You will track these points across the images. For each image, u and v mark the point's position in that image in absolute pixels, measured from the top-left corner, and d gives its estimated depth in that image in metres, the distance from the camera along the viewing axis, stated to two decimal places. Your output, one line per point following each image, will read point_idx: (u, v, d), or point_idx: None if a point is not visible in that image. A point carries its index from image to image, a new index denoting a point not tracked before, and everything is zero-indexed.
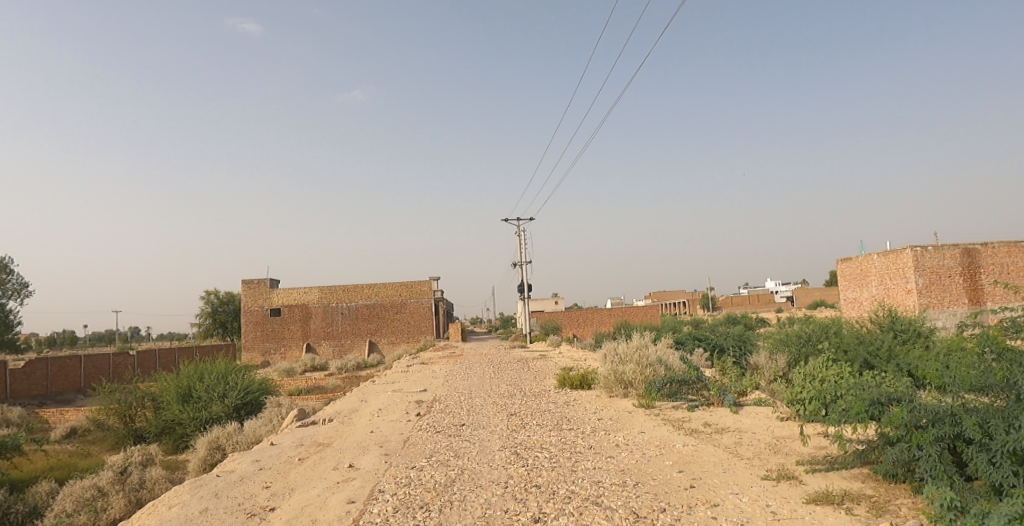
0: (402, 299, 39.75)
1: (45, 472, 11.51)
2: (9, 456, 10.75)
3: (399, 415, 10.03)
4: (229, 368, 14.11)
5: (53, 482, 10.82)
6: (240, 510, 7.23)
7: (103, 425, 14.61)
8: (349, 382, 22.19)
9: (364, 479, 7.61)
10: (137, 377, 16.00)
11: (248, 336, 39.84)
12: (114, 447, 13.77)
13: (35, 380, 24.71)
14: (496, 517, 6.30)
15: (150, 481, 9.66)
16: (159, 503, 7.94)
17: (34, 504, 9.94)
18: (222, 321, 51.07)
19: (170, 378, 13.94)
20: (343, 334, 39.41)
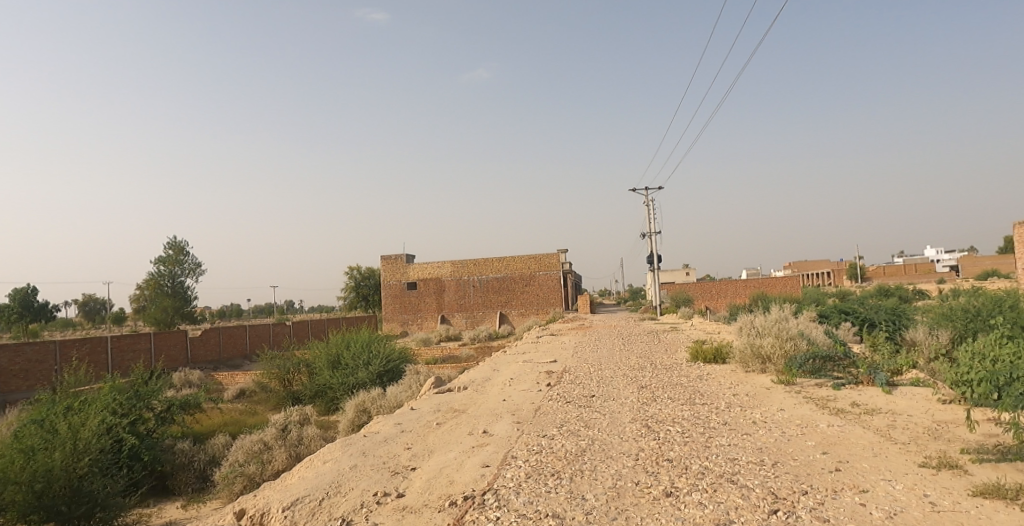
0: (531, 272, 40.33)
1: (221, 427, 13.18)
2: (191, 413, 12.47)
3: (531, 384, 10.25)
4: (373, 338, 15.23)
5: (227, 436, 12.39)
6: (385, 468, 7.83)
7: (267, 387, 16.42)
8: (483, 353, 23.02)
9: (498, 445, 7.89)
10: (294, 345, 17.72)
11: (388, 308, 42.86)
12: (275, 406, 15.44)
13: (209, 346, 28.17)
14: (627, 489, 6.28)
15: (307, 438, 10.71)
16: (316, 458, 8.77)
17: (212, 454, 11.51)
18: (365, 295, 55.26)
19: (322, 346, 15.34)
20: (475, 307, 41.00)
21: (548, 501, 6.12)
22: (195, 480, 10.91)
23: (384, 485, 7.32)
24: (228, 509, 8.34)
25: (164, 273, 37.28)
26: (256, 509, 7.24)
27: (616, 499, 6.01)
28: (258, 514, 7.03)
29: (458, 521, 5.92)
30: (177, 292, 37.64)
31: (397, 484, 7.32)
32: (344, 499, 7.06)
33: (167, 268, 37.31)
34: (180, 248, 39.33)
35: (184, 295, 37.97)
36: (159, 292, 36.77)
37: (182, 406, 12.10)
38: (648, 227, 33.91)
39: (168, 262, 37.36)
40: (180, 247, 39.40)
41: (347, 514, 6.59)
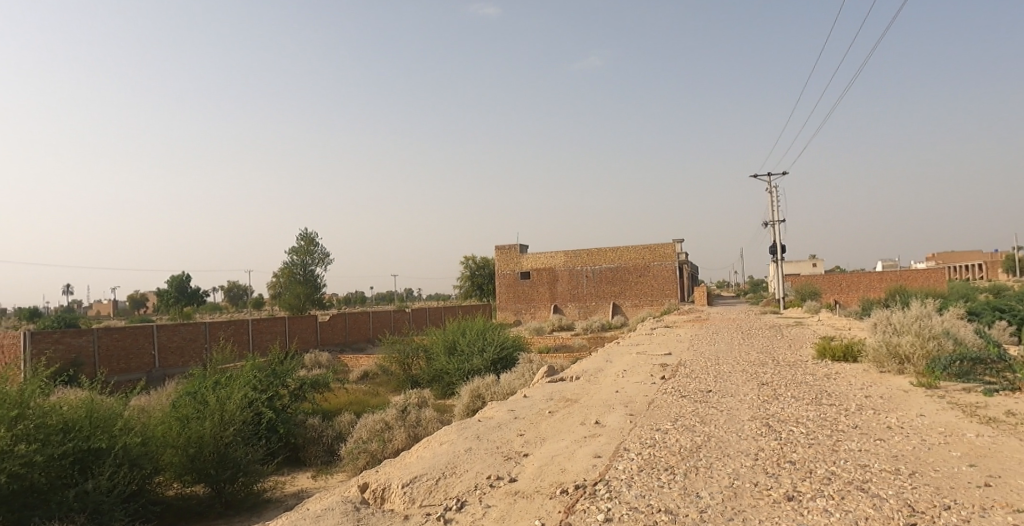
0: (645, 262, 39.54)
1: (346, 405, 14.33)
2: (320, 391, 13.66)
3: (644, 377, 10.16)
4: (488, 326, 15.82)
5: (351, 414, 13.41)
6: (499, 453, 8.12)
7: (388, 370, 17.56)
8: (595, 343, 23.14)
9: (610, 437, 7.92)
10: (413, 331, 18.80)
11: (502, 297, 44.29)
12: (395, 388, 16.53)
13: (337, 330, 30.62)
14: (745, 489, 6.08)
15: (424, 420, 11.33)
16: (433, 439, 9.27)
17: (339, 430, 12.51)
18: (480, 284, 57.18)
19: (440, 333, 16.21)
20: (588, 296, 41.17)
21: (661, 496, 6.07)
22: (323, 454, 11.96)
23: (497, 468, 7.60)
24: (353, 481, 9.06)
25: (297, 262, 39.07)
26: (378, 483, 7.77)
27: (733, 500, 5.83)
28: (380, 488, 7.54)
29: (569, 509, 6.03)
30: (309, 280, 39.32)
31: (510, 469, 7.57)
32: (460, 480, 7.42)
33: (299, 257, 39.09)
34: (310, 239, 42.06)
35: (315, 282, 39.65)
36: (292, 280, 38.71)
37: (312, 385, 13.27)
38: (771, 215, 32.34)
39: (300, 252, 39.09)
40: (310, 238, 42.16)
41: (463, 495, 6.92)
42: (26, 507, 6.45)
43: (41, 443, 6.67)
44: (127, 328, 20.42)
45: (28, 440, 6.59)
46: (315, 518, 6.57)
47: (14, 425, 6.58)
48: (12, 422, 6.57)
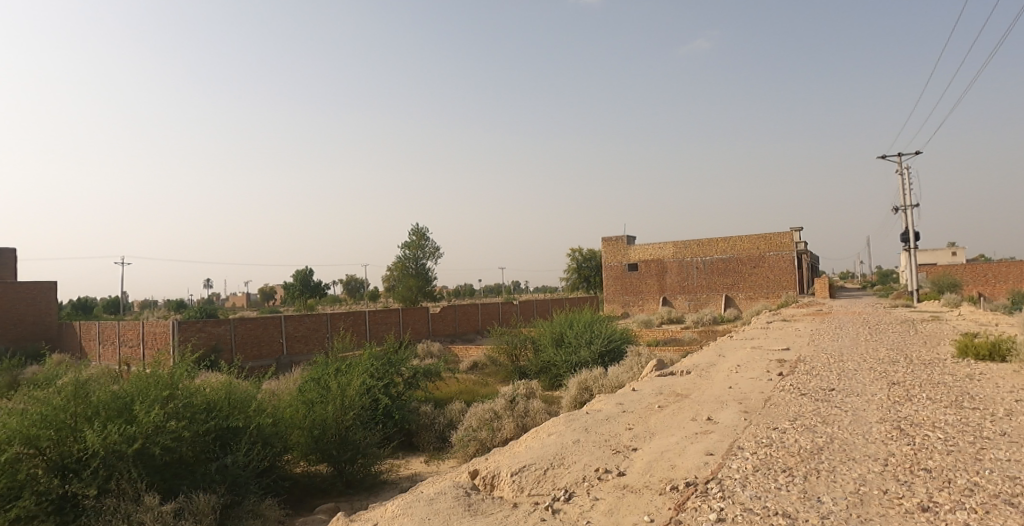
0: (760, 252, 37.56)
1: (457, 394, 15.14)
2: (432, 380, 14.47)
3: (760, 373, 9.77)
4: (595, 318, 15.95)
5: (461, 403, 14.08)
6: (607, 446, 8.18)
7: (496, 361, 18.21)
8: (706, 337, 22.45)
9: (722, 434, 7.72)
10: (520, 323, 19.31)
11: (609, 289, 44.12)
12: (504, 379, 17.17)
13: (448, 321, 32.14)
14: (872, 496, 5.70)
15: (532, 411, 11.66)
16: (541, 430, 9.51)
17: (450, 419, 13.17)
18: (587, 276, 57.13)
19: (547, 325, 16.58)
20: (699, 288, 39.83)
21: (778, 498, 5.84)
22: (435, 440, 12.65)
23: (606, 461, 7.67)
24: (464, 467, 9.53)
25: (409, 256, 40.87)
26: (488, 470, 8.10)
27: (859, 507, 5.49)
28: (490, 475, 7.86)
29: (680, 506, 5.98)
30: (420, 274, 41.02)
31: (619, 462, 7.61)
32: (567, 471, 7.56)
33: (411, 252, 40.87)
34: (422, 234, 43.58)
35: (426, 276, 41.29)
36: (404, 273, 40.57)
37: (424, 374, 14.06)
38: (903, 200, 29.58)
39: (411, 246, 40.84)
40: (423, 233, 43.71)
41: (571, 486, 7.06)
42: (176, 476, 7.08)
43: (188, 420, 7.36)
44: (258, 318, 22.59)
45: (177, 417, 7.25)
46: (430, 501, 7.00)
47: (166, 404, 7.27)
48: (164, 401, 7.26)
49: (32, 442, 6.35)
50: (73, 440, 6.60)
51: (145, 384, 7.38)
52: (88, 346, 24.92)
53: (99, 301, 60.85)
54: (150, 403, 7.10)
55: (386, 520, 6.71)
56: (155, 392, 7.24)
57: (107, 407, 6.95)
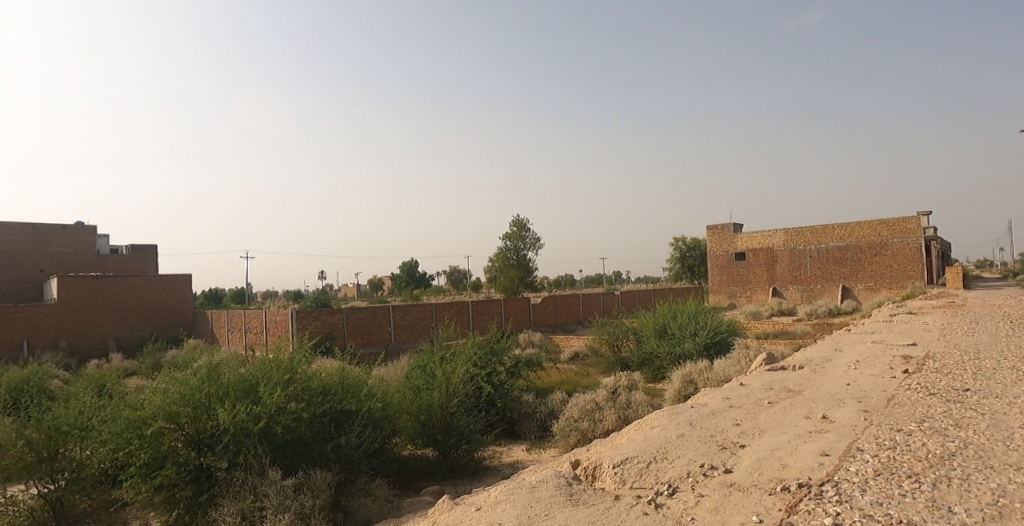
0: (882, 239, 34.14)
1: (559, 384, 15.44)
2: (533, 370, 14.79)
3: (882, 370, 9.01)
4: (699, 310, 15.48)
5: (563, 392, 14.28)
6: (713, 441, 7.96)
7: (597, 351, 18.23)
8: (821, 330, 20.97)
9: (839, 435, 7.25)
10: (621, 314, 19.14)
11: (715, 279, 42.32)
12: (606, 370, 17.17)
13: (550, 311, 32.51)
14: (1014, 510, 5.11)
15: (635, 403, 11.62)
16: (644, 422, 9.43)
17: (551, 408, 13.38)
18: (691, 265, 55.05)
19: (650, 316, 16.32)
20: (813, 279, 37.01)
21: (902, 506, 5.41)
22: (537, 429, 12.98)
23: (712, 457, 7.48)
24: (566, 457, 9.70)
25: (510, 247, 41.55)
26: (589, 460, 8.19)
27: (998, 521, 4.95)
28: (592, 467, 7.94)
29: (791, 508, 5.72)
30: (521, 265, 41.60)
31: (726, 459, 7.39)
32: (671, 465, 7.47)
33: (512, 243, 41.55)
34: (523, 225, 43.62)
35: (527, 267, 41.79)
36: (506, 264, 41.33)
37: (526, 364, 14.41)
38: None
39: (512, 237, 41.50)
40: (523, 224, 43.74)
41: (675, 481, 6.98)
42: (296, 454, 7.82)
43: (306, 402, 8.14)
44: (368, 308, 24.14)
45: (297, 399, 8.05)
46: (533, 488, 7.23)
47: (288, 386, 8.14)
48: (285, 384, 8.11)
49: (174, 418, 7.33)
50: (207, 417, 7.50)
51: (269, 368, 8.28)
52: (219, 332, 27.80)
53: (230, 292, 67.52)
54: (273, 385, 7.95)
55: (491, 505, 7.02)
56: (278, 375, 8.11)
57: (237, 388, 7.87)
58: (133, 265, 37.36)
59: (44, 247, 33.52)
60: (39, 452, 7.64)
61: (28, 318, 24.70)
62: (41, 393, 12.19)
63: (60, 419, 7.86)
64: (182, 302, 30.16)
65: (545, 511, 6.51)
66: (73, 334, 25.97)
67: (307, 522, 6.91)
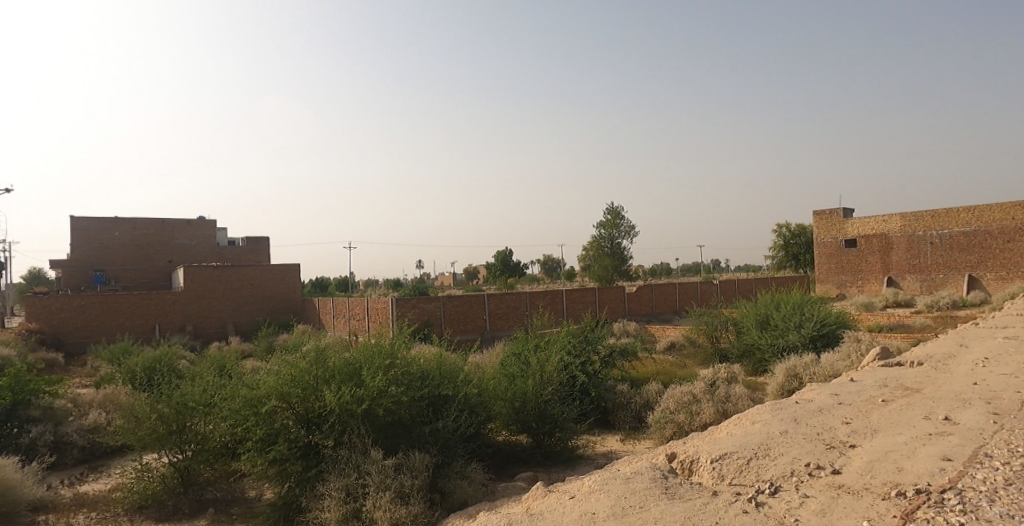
0: (1017, 224, 29.94)
1: (654, 375, 15.22)
2: (628, 360, 14.69)
3: (1019, 368, 8.06)
4: (805, 300, 14.57)
5: (659, 384, 14.11)
6: (819, 440, 7.55)
7: (695, 342, 17.71)
8: (941, 323, 18.96)
9: (965, 439, 6.60)
10: (720, 304, 18.42)
11: (822, 268, 39.35)
12: (704, 361, 16.67)
13: (644, 301, 31.90)
14: None
15: (734, 396, 11.36)
16: (744, 417, 9.11)
17: (647, 399, 13.23)
18: (795, 254, 51.47)
19: (751, 306, 15.60)
20: (934, 268, 33.31)
21: None
22: (631, 419, 12.85)
23: (817, 457, 7.10)
24: (661, 449, 9.60)
25: (604, 236, 41.03)
26: (686, 454, 8.05)
27: None
28: (688, 461, 7.81)
29: (907, 516, 5.32)
30: (615, 253, 41.00)
31: (833, 459, 6.98)
32: (773, 463, 7.18)
33: (607, 231, 41.03)
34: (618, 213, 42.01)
35: (621, 255, 41.10)
36: (601, 253, 40.87)
37: (620, 353, 14.33)
38: None
39: (607, 225, 40.95)
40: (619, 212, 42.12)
41: (777, 480, 6.71)
42: (396, 436, 8.34)
43: (406, 386, 8.63)
44: (465, 296, 24.98)
45: (397, 383, 8.56)
46: (627, 480, 7.25)
47: (388, 370, 8.69)
48: (386, 368, 8.67)
49: (285, 397, 8.10)
50: (315, 398, 8.19)
51: (371, 353, 8.87)
52: (325, 318, 29.90)
53: (335, 280, 72.10)
54: (375, 369, 8.52)
55: (584, 494, 7.12)
56: (379, 360, 8.70)
57: (342, 371, 8.52)
58: (248, 255, 41.01)
59: (172, 240, 37.61)
60: (169, 424, 8.72)
61: (160, 305, 28.25)
62: (171, 371, 13.80)
63: (187, 396, 8.90)
64: (291, 290, 32.61)
65: (639, 503, 6.51)
66: (197, 319, 29.19)
67: (406, 501, 7.38)
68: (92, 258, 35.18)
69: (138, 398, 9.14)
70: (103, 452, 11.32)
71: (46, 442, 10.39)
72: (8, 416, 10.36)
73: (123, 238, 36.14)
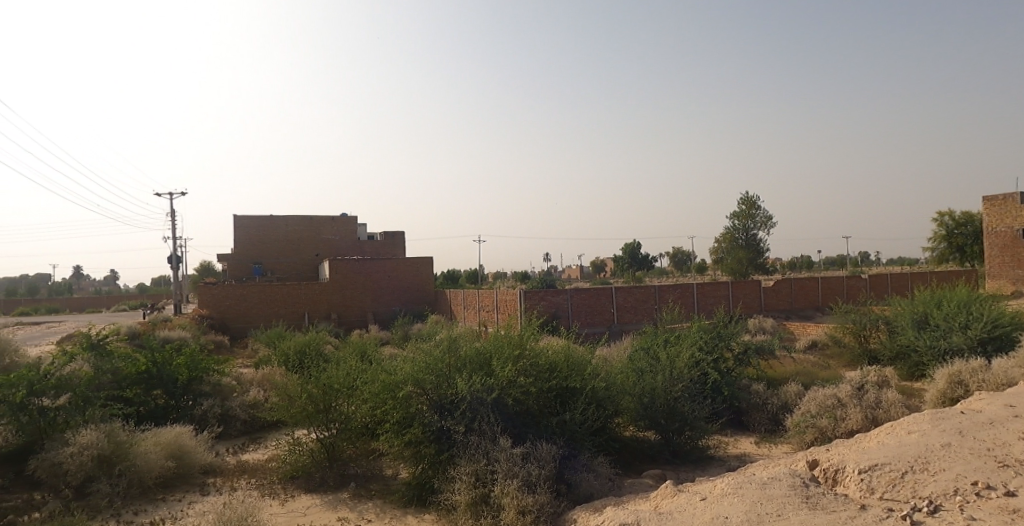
0: None
1: (793, 375, 14.33)
2: (765, 358, 13.95)
3: None
4: (975, 298, 12.86)
5: (798, 385, 13.37)
6: (989, 457, 6.77)
7: (839, 341, 16.33)
8: None
9: None
10: (871, 300, 16.79)
11: (993, 262, 33.87)
12: (850, 363, 15.33)
13: (782, 296, 29.83)
14: None
15: (886, 402, 10.53)
16: (898, 425, 8.38)
17: (785, 400, 12.77)
18: (960, 245, 44.68)
19: (906, 304, 14.07)
20: None
21: None
22: (768, 421, 12.56)
23: (987, 475, 6.39)
24: (801, 455, 9.11)
25: (738, 227, 38.72)
26: (830, 462, 7.54)
27: None
28: (833, 470, 7.31)
29: None
30: (750, 245, 38.54)
31: (1006, 479, 6.25)
32: (932, 479, 6.57)
33: (740, 222, 38.68)
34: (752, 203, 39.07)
35: (757, 248, 38.56)
36: (734, 245, 38.63)
37: (756, 351, 13.67)
38: None
39: (741, 216, 38.61)
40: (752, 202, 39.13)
41: (936, 497, 6.16)
42: (524, 425, 8.80)
43: (534, 378, 9.16)
44: (592, 289, 25.09)
45: (526, 374, 9.15)
46: (763, 485, 7.02)
47: (518, 361, 9.29)
48: (516, 359, 9.30)
49: (420, 383, 8.90)
50: (448, 385, 8.89)
51: (502, 343, 9.54)
52: (456, 309, 31.67)
53: (465, 272, 75.48)
54: (505, 360, 9.15)
55: (716, 496, 7.02)
56: (509, 351, 9.35)
57: (474, 360, 9.25)
58: (386, 249, 44.39)
59: (319, 235, 41.82)
60: (317, 404, 9.97)
61: (310, 293, 31.76)
62: (321, 356, 15.57)
63: (331, 379, 10.06)
64: (425, 282, 34.84)
65: (776, 512, 6.29)
66: (341, 308, 32.37)
67: (533, 489, 7.67)
68: (254, 252, 40.25)
69: (292, 380, 10.51)
70: (260, 426, 13.15)
71: (214, 414, 12.36)
72: (186, 390, 12.31)
73: (279, 234, 40.90)
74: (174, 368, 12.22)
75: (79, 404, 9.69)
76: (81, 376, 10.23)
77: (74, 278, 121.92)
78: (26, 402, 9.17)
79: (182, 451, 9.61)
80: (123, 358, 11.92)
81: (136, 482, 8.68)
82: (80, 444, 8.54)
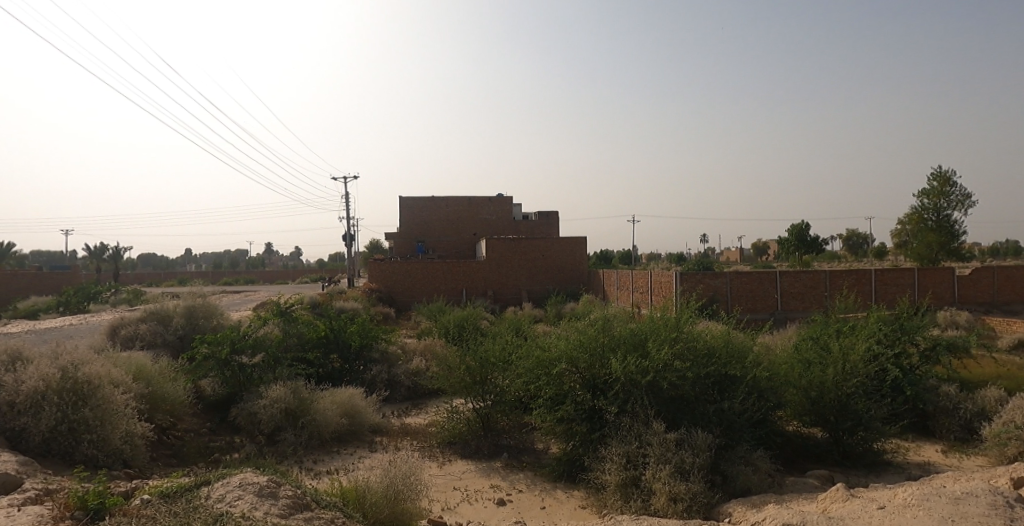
0: None
1: (994, 378, 12.34)
2: (960, 356, 12.06)
3: None
4: None
5: (1000, 390, 11.50)
6: None
7: None
8: None
9: None
10: None
11: None
12: None
13: (981, 287, 25.63)
14: None
15: None
16: None
17: (982, 406, 11.07)
18: None
19: None
20: None
21: None
22: (959, 429, 11.05)
23: None
24: (1001, 470, 7.88)
25: (928, 206, 33.51)
26: None
27: None
28: None
29: None
30: (943, 227, 33.19)
31: None
32: None
33: (931, 201, 33.42)
34: (947, 178, 33.36)
35: (950, 230, 33.19)
36: (921, 227, 33.55)
37: (949, 348, 11.79)
38: None
39: (932, 194, 33.32)
40: (947, 177, 33.38)
41: None
42: (678, 411, 8.75)
43: (691, 362, 8.94)
44: (754, 273, 23.54)
45: (683, 358, 8.94)
46: (956, 500, 6.19)
47: (674, 343, 9.09)
48: (672, 341, 9.10)
49: (573, 361, 9.24)
50: (601, 364, 9.13)
51: (657, 326, 9.40)
52: (608, 290, 31.83)
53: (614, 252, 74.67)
54: (661, 341, 9.04)
55: (895, 505, 6.37)
56: (664, 333, 9.19)
57: (628, 341, 9.29)
58: (539, 229, 45.60)
59: (477, 215, 44.18)
60: (474, 376, 10.79)
61: (467, 271, 33.86)
62: (475, 330, 16.72)
63: (488, 353, 10.82)
64: (578, 262, 35.29)
65: None
66: (497, 286, 34.04)
67: (686, 476, 7.70)
68: (418, 231, 43.64)
69: (450, 352, 11.45)
70: (422, 392, 14.49)
71: (381, 379, 13.95)
72: (358, 356, 14.05)
73: (440, 214, 43.87)
74: (349, 335, 13.95)
75: (271, 362, 11.64)
76: (272, 338, 12.28)
77: (271, 253, 141.72)
78: (229, 359, 11.32)
79: (354, 411, 11.02)
80: (306, 323, 13.92)
81: (316, 434, 10.12)
82: (273, 398, 10.28)
